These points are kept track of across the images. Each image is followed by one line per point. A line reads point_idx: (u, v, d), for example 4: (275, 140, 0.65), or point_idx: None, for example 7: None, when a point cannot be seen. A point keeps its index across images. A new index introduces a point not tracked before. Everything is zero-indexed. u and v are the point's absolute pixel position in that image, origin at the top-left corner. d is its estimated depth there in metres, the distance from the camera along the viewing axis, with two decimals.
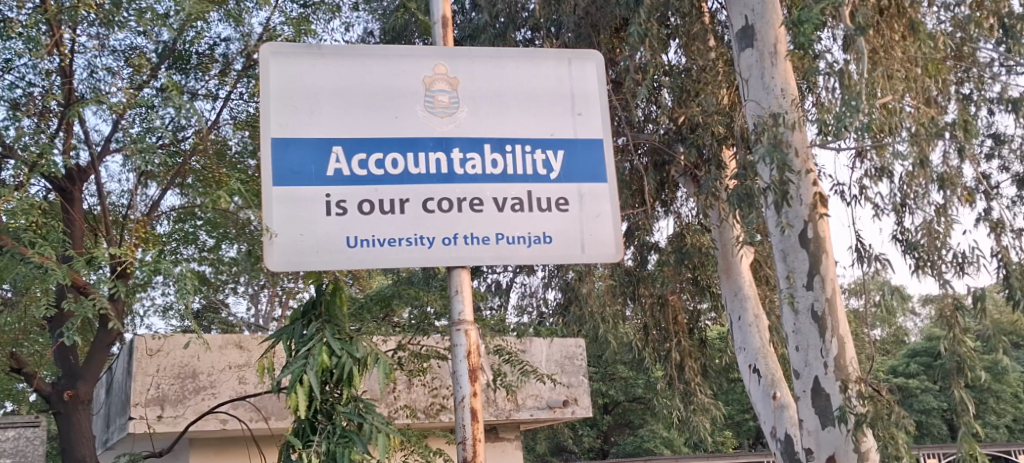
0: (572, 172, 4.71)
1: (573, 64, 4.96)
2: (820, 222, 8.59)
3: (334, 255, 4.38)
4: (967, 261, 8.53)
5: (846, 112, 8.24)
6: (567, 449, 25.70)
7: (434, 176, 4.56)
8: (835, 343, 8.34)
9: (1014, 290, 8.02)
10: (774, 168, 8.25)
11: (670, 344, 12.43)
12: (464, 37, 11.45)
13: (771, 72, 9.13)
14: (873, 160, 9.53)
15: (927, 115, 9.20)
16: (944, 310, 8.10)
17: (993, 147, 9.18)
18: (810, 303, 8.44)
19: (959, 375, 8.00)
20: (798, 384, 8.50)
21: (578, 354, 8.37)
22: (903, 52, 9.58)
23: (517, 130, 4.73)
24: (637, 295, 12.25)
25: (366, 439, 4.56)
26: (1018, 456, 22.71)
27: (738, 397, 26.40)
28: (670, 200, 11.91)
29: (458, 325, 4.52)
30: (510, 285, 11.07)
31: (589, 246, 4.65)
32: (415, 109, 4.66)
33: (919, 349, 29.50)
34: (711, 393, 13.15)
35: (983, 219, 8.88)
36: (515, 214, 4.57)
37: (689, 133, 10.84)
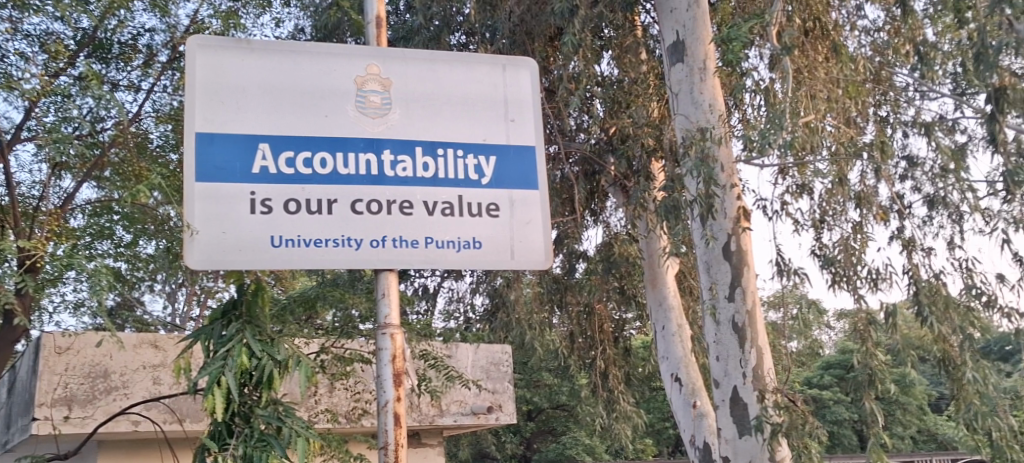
0: (504, 178, 4.69)
1: (507, 71, 4.94)
2: (743, 235, 8.70)
3: (257, 255, 4.26)
4: (881, 277, 8.78)
5: (770, 130, 8.42)
6: (489, 455, 25.63)
7: (364, 177, 4.48)
8: (754, 353, 8.48)
9: (923, 307, 8.24)
10: (700, 181, 8.45)
11: (595, 352, 12.49)
12: (397, 38, 11.33)
13: (700, 87, 9.25)
14: (794, 177, 9.77)
15: (848, 135, 9.49)
16: (857, 324, 8.62)
17: (907, 168, 9.50)
18: (730, 315, 8.60)
19: (871, 387, 8.22)
20: (717, 394, 8.62)
21: (504, 361, 8.32)
22: (826, 73, 9.77)
23: (449, 134, 4.68)
24: (564, 303, 12.33)
25: (285, 443, 4.45)
26: None
27: (659, 406, 26.72)
28: (599, 209, 11.96)
29: (384, 329, 4.44)
30: (437, 290, 10.99)
31: (519, 253, 4.63)
32: (345, 109, 4.58)
33: (833, 362, 30.30)
34: (634, 401, 13.27)
35: (896, 237, 9.16)
36: (445, 218, 4.52)
37: (619, 144, 10.92)
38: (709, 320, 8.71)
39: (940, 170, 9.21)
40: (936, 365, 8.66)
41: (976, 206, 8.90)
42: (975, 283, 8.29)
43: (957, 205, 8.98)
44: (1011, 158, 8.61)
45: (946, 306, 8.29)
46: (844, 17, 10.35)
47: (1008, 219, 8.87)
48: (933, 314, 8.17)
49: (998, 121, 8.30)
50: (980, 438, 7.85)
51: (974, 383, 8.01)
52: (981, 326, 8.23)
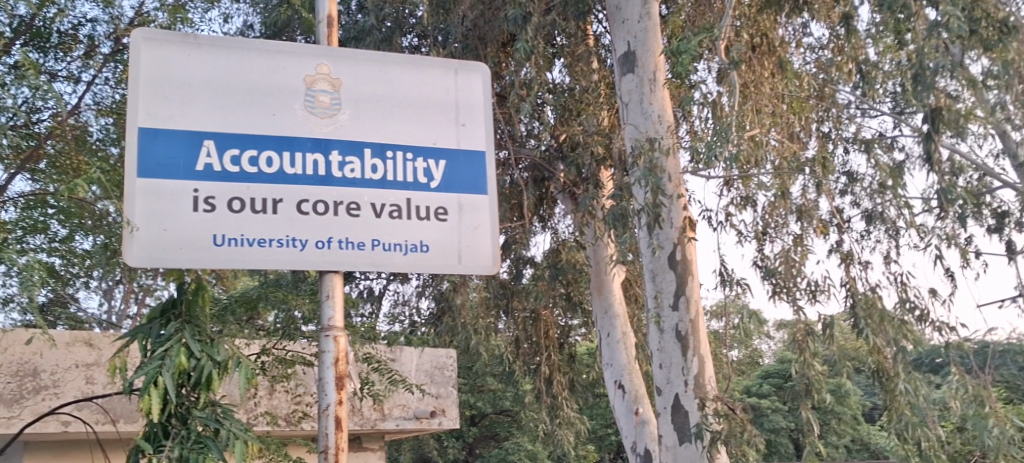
0: (452, 182, 4.67)
1: (459, 75, 4.93)
2: (688, 245, 8.79)
3: (199, 253, 4.20)
4: (820, 289, 8.96)
5: (716, 142, 8.54)
6: (430, 459, 25.49)
7: (310, 178, 4.43)
8: (696, 362, 8.58)
9: (860, 320, 8.63)
10: (648, 191, 8.58)
11: (540, 358, 12.51)
12: (348, 38, 11.25)
13: (650, 97, 9.33)
14: (739, 189, 9.92)
15: (790, 150, 9.72)
16: (796, 334, 8.71)
17: (847, 184, 9.70)
18: (674, 323, 8.69)
19: (808, 396, 8.40)
20: (659, 401, 8.69)
21: (449, 365, 8.30)
22: (771, 88, 9.99)
23: (398, 136, 4.65)
24: (510, 308, 12.18)
25: (223, 446, 4.38)
26: None
27: (601, 412, 26.83)
28: (547, 216, 11.99)
29: (327, 332, 4.37)
30: (383, 292, 10.93)
31: (466, 258, 4.62)
32: (293, 108, 4.52)
33: (772, 371, 30.78)
34: (577, 408, 13.31)
35: (835, 251, 9.35)
36: (392, 221, 4.50)
37: (569, 151, 10.97)
38: (653, 329, 8.77)
39: (878, 186, 9.45)
40: (870, 376, 8.82)
41: (912, 222, 9.13)
42: (909, 296, 8.54)
43: (894, 220, 9.21)
44: (945, 177, 8.86)
45: (881, 319, 8.54)
46: (791, 34, 10.54)
47: (942, 235, 9.13)
48: (870, 326, 8.52)
49: (935, 141, 8.61)
50: (910, 448, 8.04)
51: (906, 393, 8.17)
52: (913, 339, 8.38)
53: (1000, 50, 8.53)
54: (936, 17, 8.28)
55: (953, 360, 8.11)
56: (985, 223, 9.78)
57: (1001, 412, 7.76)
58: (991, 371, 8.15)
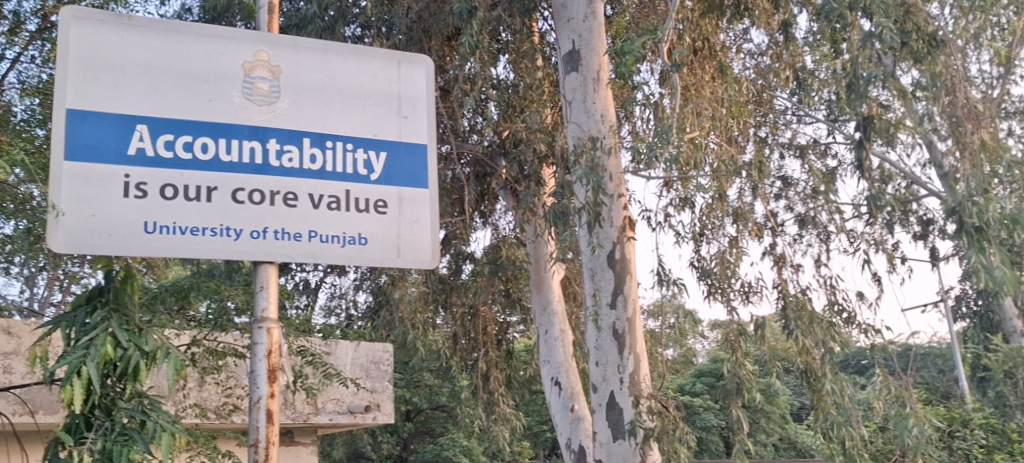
0: (392, 175, 4.62)
1: (402, 66, 4.87)
2: (627, 244, 8.87)
3: (128, 240, 4.09)
4: (752, 290, 9.12)
5: (657, 143, 8.66)
6: (364, 454, 25.33)
7: (246, 166, 4.34)
8: (632, 360, 8.66)
9: (790, 322, 8.79)
10: (589, 189, 8.63)
11: (477, 353, 12.49)
12: (289, 26, 11.09)
13: (593, 97, 9.38)
14: (678, 190, 10.05)
15: (729, 153, 9.90)
16: (729, 334, 8.92)
17: (782, 188, 9.88)
18: (611, 322, 8.74)
19: (738, 396, 8.52)
20: (595, 398, 8.74)
21: (385, 359, 8.22)
22: (711, 92, 10.06)
23: (338, 127, 4.58)
24: (449, 303, 12.20)
25: (149, 438, 4.29)
26: None
27: (538, 409, 26.93)
28: (488, 211, 11.99)
29: (260, 324, 4.30)
30: (319, 285, 10.81)
31: (404, 251, 4.58)
32: (230, 94, 4.42)
33: (705, 370, 31.24)
34: (513, 404, 13.34)
35: (768, 253, 9.52)
36: (331, 213, 4.44)
37: (512, 148, 11.03)
38: (591, 326, 8.82)
39: (811, 191, 9.67)
40: (799, 376, 9.00)
41: (842, 227, 9.35)
42: (837, 298, 8.75)
43: (825, 225, 9.40)
44: (875, 184, 9.09)
45: (810, 321, 8.74)
46: (731, 39, 10.69)
47: (870, 240, 9.35)
48: (799, 327, 8.71)
49: (865, 149, 8.90)
50: (834, 446, 8.21)
51: (832, 394, 8.39)
52: (841, 341, 8.63)
53: (929, 62, 8.78)
54: (870, 29, 8.56)
55: (879, 362, 8.32)
56: (911, 230, 10.06)
57: (921, 412, 7.97)
58: (912, 373, 8.38)
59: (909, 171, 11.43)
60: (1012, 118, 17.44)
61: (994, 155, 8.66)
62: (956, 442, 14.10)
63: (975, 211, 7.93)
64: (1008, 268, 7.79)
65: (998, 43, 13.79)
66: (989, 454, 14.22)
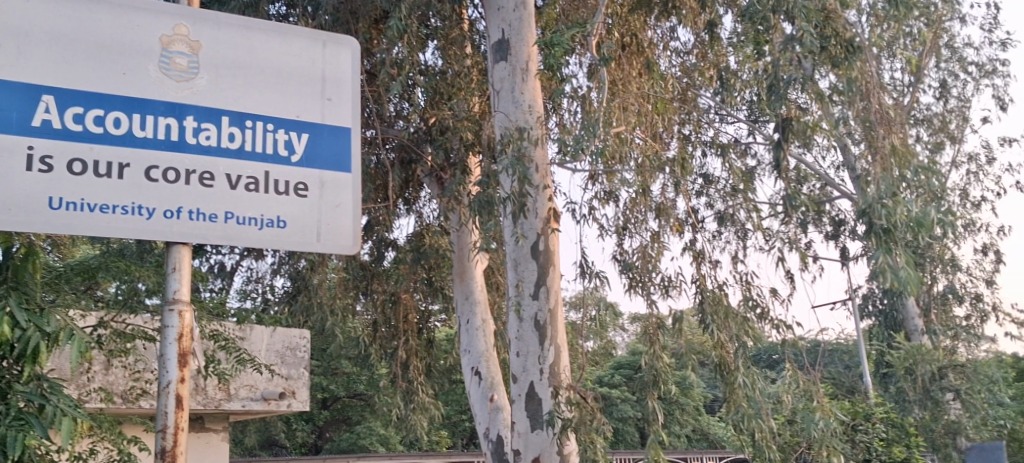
0: (318, 157, 4.19)
1: (327, 47, 4.41)
2: (551, 235, 8.90)
3: (30, 215, 3.63)
4: (672, 284, 9.24)
5: (584, 135, 8.72)
6: (279, 443, 25.00)
7: (159, 143, 3.89)
8: (552, 351, 8.65)
9: (706, 315, 8.96)
10: (514, 179, 8.68)
11: (397, 342, 12.32)
12: (211, 1, 10.79)
13: (521, 87, 9.35)
14: (603, 184, 10.13)
15: (653, 149, 9.86)
16: (648, 327, 8.97)
17: (703, 185, 10.04)
18: (533, 312, 8.73)
19: (654, 387, 8.67)
20: (514, 388, 8.68)
21: (301, 346, 7.98)
22: (638, 88, 10.15)
23: (261, 105, 4.13)
24: (370, 290, 12.06)
25: (48, 423, 4.10)
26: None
27: (457, 398, 26.96)
28: (412, 199, 11.84)
29: (171, 305, 3.83)
30: (235, 268, 10.57)
31: (328, 238, 4.13)
32: (144, 69, 3.96)
33: (624, 362, 31.67)
34: (433, 393, 13.29)
35: (688, 249, 9.67)
36: (248, 194, 3.99)
37: (438, 135, 10.87)
38: (513, 316, 8.78)
39: (730, 189, 9.84)
40: (713, 369, 9.16)
41: (759, 225, 9.53)
42: (752, 294, 8.92)
43: (743, 223, 9.59)
44: (791, 184, 9.32)
45: (726, 316, 8.92)
46: (659, 36, 10.77)
47: (785, 239, 9.58)
48: (715, 321, 8.91)
49: (784, 149, 9.06)
50: (744, 437, 8.45)
51: (744, 387, 8.60)
52: (754, 336, 8.80)
53: (845, 67, 9.02)
54: (792, 32, 8.79)
55: (789, 357, 8.56)
56: (823, 230, 10.33)
57: (827, 406, 8.19)
58: (820, 369, 8.60)
59: (824, 173, 11.84)
60: (921, 125, 18.09)
61: (903, 159, 8.84)
62: (859, 435, 14.58)
63: (884, 212, 8.13)
64: (912, 269, 8.08)
65: (909, 51, 14.27)
66: (889, 447, 14.76)
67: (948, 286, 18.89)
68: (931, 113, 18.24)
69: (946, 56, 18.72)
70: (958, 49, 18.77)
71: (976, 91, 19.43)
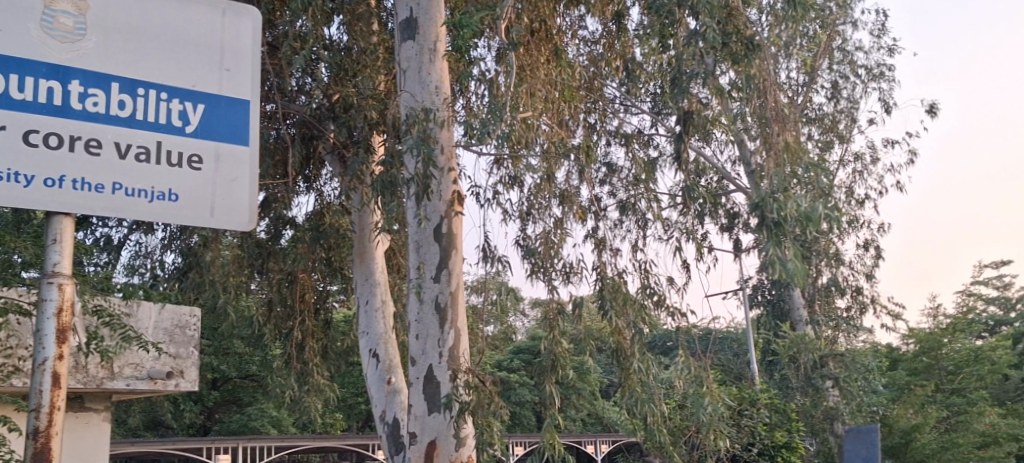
0: (215, 124, 3.31)
1: (228, 14, 3.49)
2: (455, 219, 8.86)
3: None
4: (573, 271, 9.32)
5: (490, 119, 8.74)
6: (165, 424, 24.25)
7: (37, 107, 3.01)
8: (452, 335, 8.59)
9: (606, 301, 8.91)
10: (419, 161, 8.65)
11: (293, 322, 12.09)
12: None
13: (428, 68, 9.25)
14: (508, 169, 10.15)
15: (559, 136, 10.00)
16: (549, 312, 9.05)
17: (606, 174, 10.15)
18: (434, 295, 8.64)
19: (552, 372, 8.75)
20: (412, 371, 8.59)
21: (192, 324, 7.31)
22: (545, 74, 9.96)
23: (153, 69, 3.25)
24: (265, 269, 11.83)
25: None
26: (587, 446, 26.32)
27: (353, 381, 26.67)
28: (313, 176, 11.69)
29: (49, 278, 2.87)
30: (122, 242, 10.16)
31: (224, 214, 3.27)
32: (16, 20, 3.03)
33: (523, 346, 31.84)
34: (328, 375, 13.09)
35: (590, 236, 9.76)
36: (137, 166, 3.14)
37: (341, 112, 10.69)
38: (412, 299, 8.67)
39: (633, 179, 9.97)
40: (609, 355, 9.30)
41: (659, 215, 9.70)
42: (650, 282, 9.08)
43: (643, 212, 9.73)
44: (690, 176, 9.52)
45: (625, 302, 8.95)
46: (567, 24, 10.73)
47: (683, 230, 9.75)
48: (613, 308, 8.90)
49: (684, 141, 9.27)
50: (637, 421, 8.62)
51: (638, 372, 8.73)
52: (650, 323, 8.98)
53: (744, 64, 9.25)
54: (696, 27, 8.92)
55: (682, 343, 8.74)
56: (719, 221, 10.58)
57: (716, 391, 8.42)
58: (711, 355, 8.82)
59: (721, 166, 12.13)
60: (814, 124, 18.68)
61: (794, 156, 9.13)
62: (744, 420, 15.02)
63: (776, 206, 8.36)
64: (800, 261, 8.33)
65: (804, 50, 14.71)
66: (772, 432, 15.27)
67: (832, 279, 19.63)
68: (823, 113, 18.89)
69: (838, 58, 19.39)
70: (849, 52, 19.46)
71: (865, 93, 20.19)
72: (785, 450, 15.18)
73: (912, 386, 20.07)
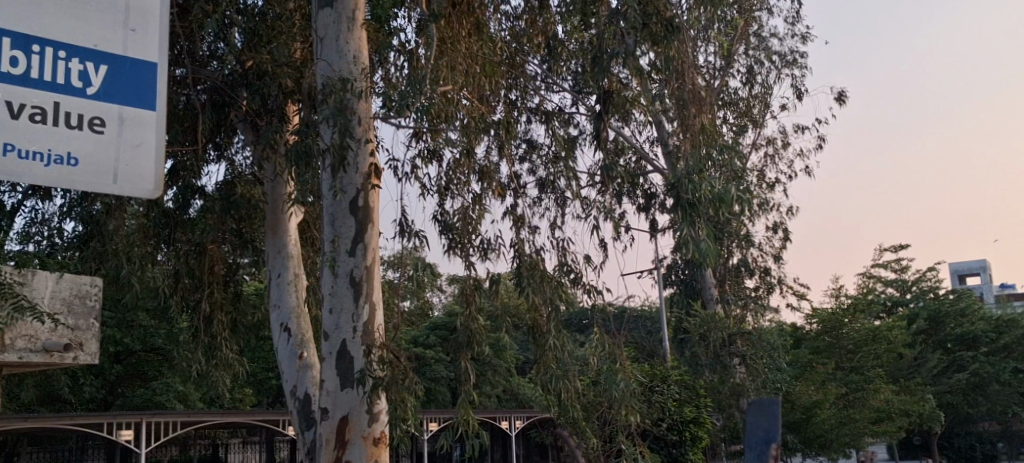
0: (120, 84, 2.62)
1: None
2: (371, 192, 8.74)
3: None
4: (491, 247, 9.28)
5: (410, 92, 8.61)
6: (61, 399, 23.32)
7: None
8: (367, 309, 8.42)
9: (523, 279, 8.93)
10: (335, 131, 8.51)
11: (201, 294, 11.66)
12: None
13: (347, 36, 9.04)
14: (427, 143, 10.03)
15: (479, 111, 9.88)
16: (466, 288, 9.00)
17: (526, 151, 10.13)
18: (349, 269, 8.45)
19: (468, 348, 8.70)
20: (325, 346, 8.39)
21: (90, 295, 7.69)
22: (467, 48, 9.79)
23: (45, 22, 2.58)
24: (173, 239, 11.54)
25: None
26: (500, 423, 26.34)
27: (264, 356, 26.16)
28: (224, 145, 11.30)
29: None
30: (16, 209, 9.72)
31: (128, 181, 2.57)
32: None
33: (439, 323, 31.77)
34: (238, 348, 12.78)
35: (509, 213, 9.73)
36: (25, 129, 2.45)
37: (255, 79, 10.34)
38: (327, 273, 8.49)
39: (553, 156, 9.97)
40: (526, 332, 9.30)
41: (578, 193, 9.73)
42: (567, 259, 9.11)
43: (562, 190, 9.75)
44: (609, 155, 9.57)
45: (542, 279, 8.96)
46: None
47: (601, 209, 9.81)
48: (531, 285, 8.91)
49: (604, 121, 9.32)
50: (552, 397, 8.68)
51: (554, 349, 8.74)
52: (566, 300, 9.00)
53: (664, 45, 9.19)
54: (617, 6, 9.04)
55: (598, 321, 8.80)
56: (636, 201, 10.68)
57: (629, 368, 8.52)
58: (625, 333, 8.91)
59: (639, 147, 12.23)
60: (729, 108, 18.97)
61: (710, 138, 9.25)
62: (655, 395, 15.21)
63: (691, 187, 8.43)
64: (712, 241, 8.51)
65: (722, 36, 14.93)
66: (681, 407, 15.58)
67: (742, 259, 20.14)
68: (738, 97, 19.19)
69: (754, 44, 19.70)
70: (764, 38, 19.80)
71: (778, 79, 20.60)
72: (693, 424, 15.56)
73: (813, 364, 20.48)
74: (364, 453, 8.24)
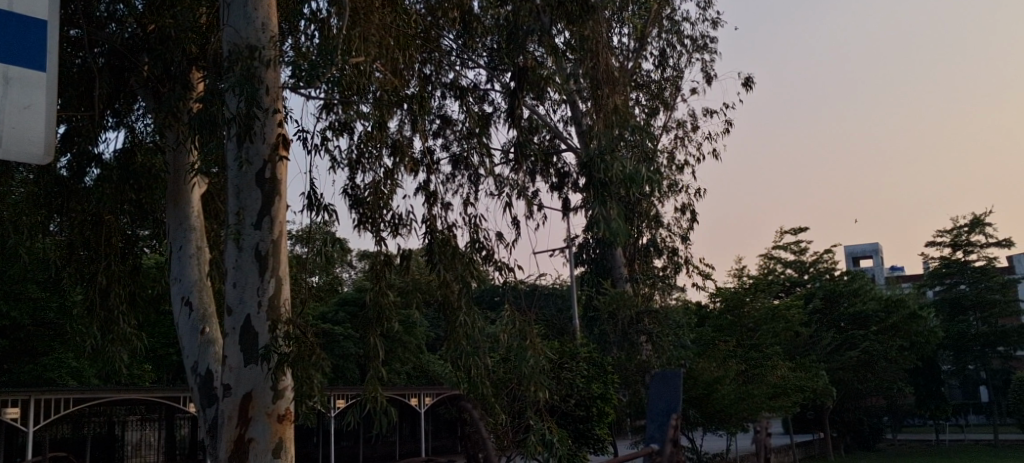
0: (4, 46, 2.84)
1: None
2: (278, 163, 8.51)
3: None
4: (402, 223, 9.16)
5: (320, 62, 8.43)
6: None
7: None
8: (273, 283, 8.20)
9: (434, 255, 8.97)
10: (241, 100, 8.26)
11: (97, 267, 11.17)
12: None
13: (255, 3, 8.76)
14: (338, 115, 9.82)
15: (391, 84, 9.60)
16: (375, 263, 9.01)
17: (440, 127, 10.02)
18: (254, 242, 8.21)
19: (377, 325, 8.58)
20: (229, 321, 8.13)
21: None
22: (380, 19, 9.46)
23: None
24: (66, 209, 10.87)
25: None
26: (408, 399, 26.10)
27: (163, 332, 25.37)
28: (123, 111, 10.84)
29: None
30: None
31: (14, 145, 2.75)
32: None
33: (348, 299, 31.28)
34: (138, 324, 12.36)
35: (422, 189, 9.62)
36: None
37: (156, 43, 10.09)
38: (231, 246, 8.22)
39: (466, 132, 9.87)
40: (436, 309, 9.21)
41: (491, 171, 9.69)
42: (479, 236, 9.08)
43: (476, 167, 9.68)
44: (522, 132, 9.51)
45: (452, 256, 8.94)
46: None
47: (514, 186, 9.80)
48: (441, 261, 8.96)
49: (518, 98, 9.17)
50: (461, 374, 8.61)
51: (464, 326, 8.68)
52: (477, 277, 8.97)
53: (579, 24, 9.21)
54: None
55: (509, 298, 8.80)
56: (548, 180, 10.67)
57: (539, 345, 8.52)
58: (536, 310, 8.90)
59: (552, 126, 12.22)
60: (641, 90, 19.14)
61: (622, 118, 9.30)
62: (563, 373, 15.26)
63: (603, 167, 8.44)
64: (622, 221, 8.54)
65: (634, 18, 14.95)
66: (590, 384, 15.66)
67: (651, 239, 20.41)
68: (650, 80, 19.39)
69: (667, 27, 19.89)
70: (676, 21, 20.00)
71: (689, 63, 20.87)
72: (600, 401, 15.68)
73: (716, 341, 20.86)
74: (268, 430, 8.00)
